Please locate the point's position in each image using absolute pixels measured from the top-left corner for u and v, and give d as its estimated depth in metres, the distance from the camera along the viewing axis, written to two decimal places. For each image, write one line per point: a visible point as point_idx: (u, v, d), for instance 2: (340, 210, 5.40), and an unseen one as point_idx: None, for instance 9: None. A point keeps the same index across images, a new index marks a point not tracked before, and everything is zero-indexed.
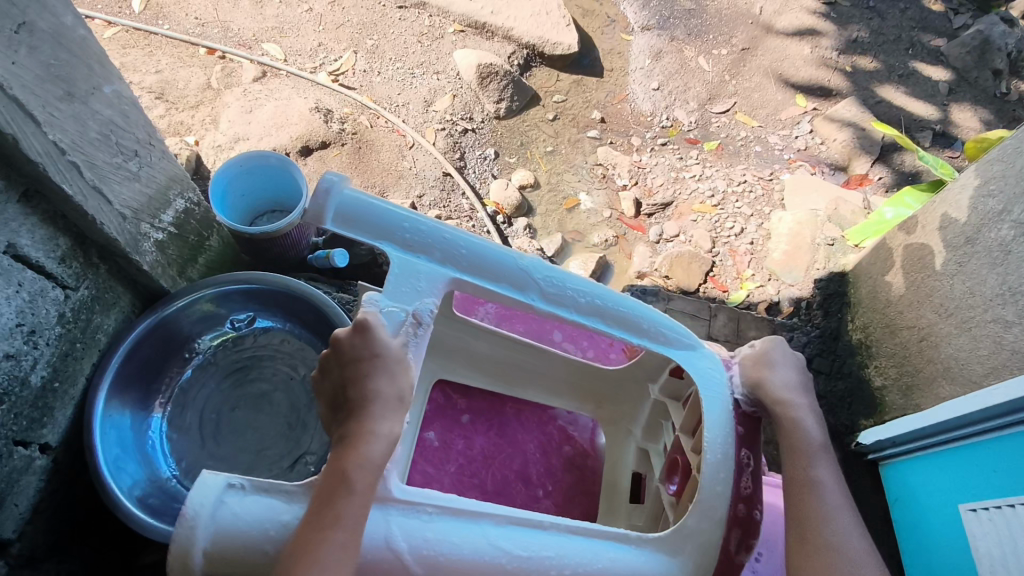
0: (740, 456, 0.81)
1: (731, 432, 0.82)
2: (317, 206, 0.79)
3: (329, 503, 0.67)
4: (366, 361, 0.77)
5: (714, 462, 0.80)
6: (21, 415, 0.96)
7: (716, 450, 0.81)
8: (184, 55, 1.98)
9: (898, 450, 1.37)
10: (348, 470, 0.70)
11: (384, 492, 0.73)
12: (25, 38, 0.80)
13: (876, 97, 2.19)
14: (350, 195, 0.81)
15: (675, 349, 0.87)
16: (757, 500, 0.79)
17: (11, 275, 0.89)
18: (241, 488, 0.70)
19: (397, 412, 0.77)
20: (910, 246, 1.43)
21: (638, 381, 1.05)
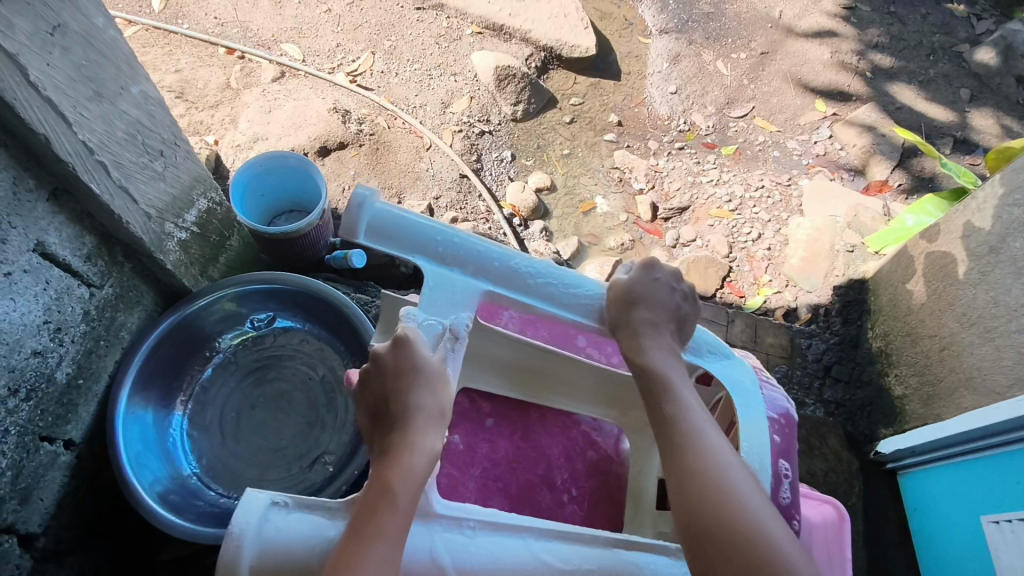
0: (778, 467, 0.84)
1: (769, 444, 0.84)
2: (351, 220, 0.81)
3: (372, 512, 0.68)
4: (408, 374, 0.78)
5: (752, 475, 0.82)
6: (46, 411, 0.98)
7: (753, 462, 0.83)
8: (204, 55, 2.00)
9: (916, 461, 1.35)
10: (392, 481, 0.71)
11: (427, 506, 0.75)
12: (58, 39, 0.81)
13: (896, 103, 2.17)
14: (382, 208, 0.83)
15: (709, 359, 0.91)
16: (793, 510, 0.83)
17: (39, 273, 0.90)
18: (285, 505, 0.72)
19: (437, 426, 0.78)
20: (931, 254, 1.42)
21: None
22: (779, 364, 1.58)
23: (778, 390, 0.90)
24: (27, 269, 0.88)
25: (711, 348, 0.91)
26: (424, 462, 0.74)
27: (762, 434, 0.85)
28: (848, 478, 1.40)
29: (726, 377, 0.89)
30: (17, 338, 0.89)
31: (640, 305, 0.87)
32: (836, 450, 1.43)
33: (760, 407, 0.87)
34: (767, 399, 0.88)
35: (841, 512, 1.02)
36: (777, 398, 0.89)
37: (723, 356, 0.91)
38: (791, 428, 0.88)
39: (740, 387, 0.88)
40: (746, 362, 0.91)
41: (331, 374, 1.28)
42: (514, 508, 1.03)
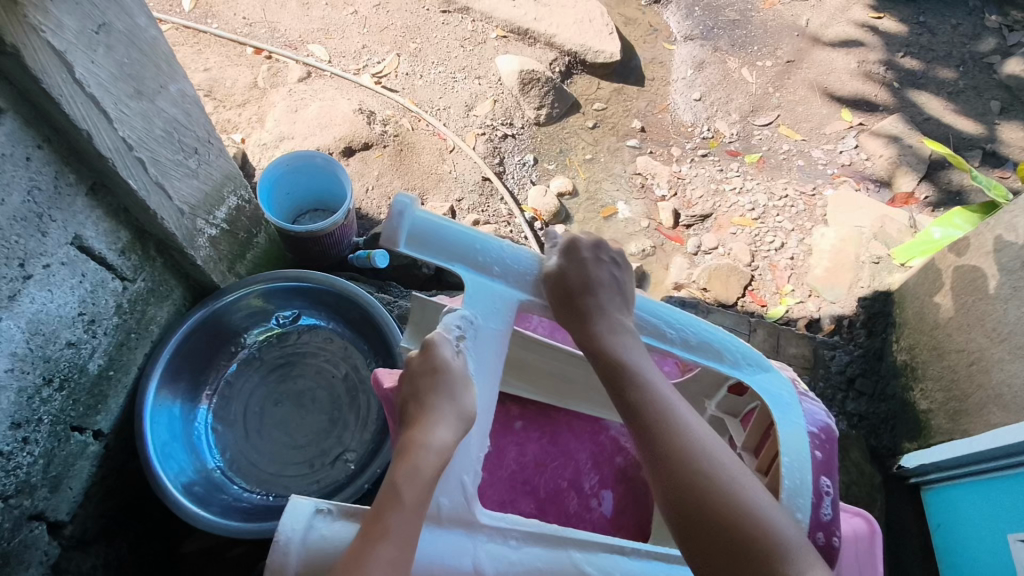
0: (820, 484, 0.82)
1: (811, 459, 0.83)
2: (394, 228, 0.81)
3: (381, 511, 0.69)
4: (428, 375, 0.79)
5: (793, 490, 0.81)
6: (78, 402, 1.00)
7: (794, 478, 0.82)
8: (232, 54, 2.03)
9: (942, 476, 1.32)
10: (398, 480, 0.71)
11: (471, 515, 0.77)
12: (103, 38, 0.82)
13: (924, 114, 2.14)
14: (421, 216, 0.83)
15: (745, 371, 0.90)
16: (835, 529, 0.82)
17: (75, 266, 0.92)
18: (329, 513, 0.74)
19: (455, 426, 0.76)
20: (960, 268, 1.40)
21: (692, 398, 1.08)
22: (802, 374, 1.56)
23: (815, 404, 0.90)
24: (64, 262, 0.90)
25: (747, 360, 0.91)
26: (433, 461, 0.73)
27: (803, 450, 0.84)
28: (870, 492, 1.39)
29: (764, 390, 0.89)
30: (53, 329, 0.91)
31: (585, 288, 0.88)
32: (858, 463, 1.42)
33: (801, 420, 0.86)
34: (806, 412, 0.88)
35: (872, 525, 1.00)
36: (815, 412, 0.89)
37: (758, 367, 0.91)
38: (832, 444, 0.87)
39: (780, 400, 0.88)
40: (782, 374, 0.91)
41: (355, 373, 1.29)
42: (541, 511, 1.03)
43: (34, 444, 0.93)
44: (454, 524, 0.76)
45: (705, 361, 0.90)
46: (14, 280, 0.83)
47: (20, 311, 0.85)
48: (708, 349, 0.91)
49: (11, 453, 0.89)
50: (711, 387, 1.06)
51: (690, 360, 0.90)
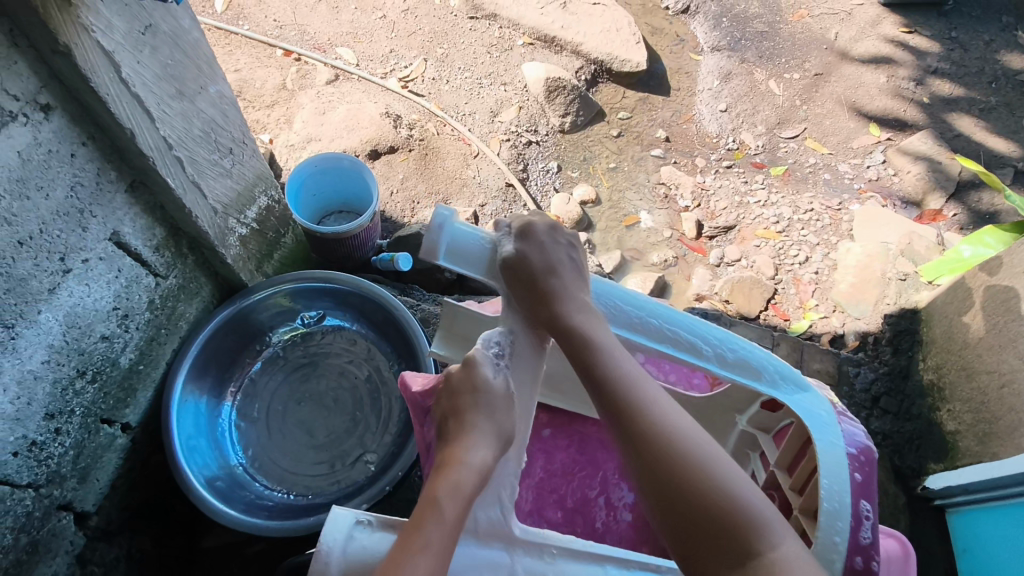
0: (859, 508, 0.81)
1: (849, 482, 0.82)
2: (433, 241, 0.85)
3: (425, 519, 0.69)
4: (468, 395, 0.82)
5: (830, 514, 0.80)
6: (109, 395, 1.01)
7: (832, 500, 0.81)
8: (263, 55, 2.06)
9: (968, 499, 1.30)
10: (439, 495, 0.72)
11: (508, 529, 0.78)
12: (149, 39, 0.84)
13: (954, 130, 2.12)
14: (460, 229, 0.87)
15: (783, 390, 0.90)
16: (874, 552, 0.80)
17: (112, 261, 0.93)
18: (368, 524, 0.74)
19: (491, 446, 0.79)
20: (992, 288, 1.38)
21: (723, 412, 1.09)
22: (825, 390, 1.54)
23: (854, 424, 0.88)
24: (102, 257, 0.92)
25: (784, 379, 0.91)
26: (472, 477, 0.75)
27: (841, 472, 0.82)
28: (893, 513, 1.37)
29: (802, 409, 0.88)
30: (88, 323, 0.93)
31: (548, 269, 0.87)
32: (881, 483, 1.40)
33: (839, 440, 0.85)
34: (845, 433, 0.86)
35: (905, 546, 0.98)
36: (854, 432, 0.87)
37: (796, 386, 0.90)
38: (872, 465, 0.85)
39: (817, 419, 0.87)
40: (820, 394, 0.91)
41: (378, 375, 1.29)
42: (567, 521, 1.03)
43: (66, 435, 0.95)
44: (491, 538, 0.78)
45: (740, 379, 0.91)
46: (53, 273, 0.85)
47: (58, 304, 0.87)
48: (743, 367, 0.91)
49: (44, 443, 0.91)
50: (743, 401, 1.07)
51: (726, 377, 0.91)
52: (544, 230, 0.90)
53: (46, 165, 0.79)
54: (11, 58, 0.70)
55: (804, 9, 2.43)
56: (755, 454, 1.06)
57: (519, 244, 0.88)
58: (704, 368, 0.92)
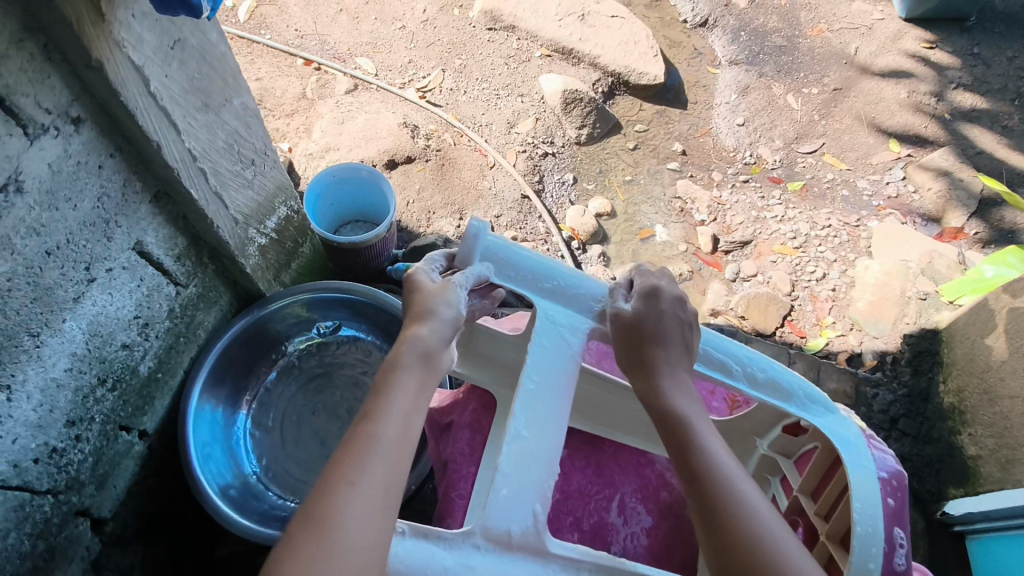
0: (893, 535, 0.79)
1: (883, 507, 0.80)
2: (467, 249, 0.89)
3: (374, 398, 0.73)
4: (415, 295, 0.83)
5: (865, 538, 0.78)
6: (128, 402, 1.02)
7: (865, 524, 0.79)
8: (283, 65, 2.08)
9: (990, 527, 1.27)
10: (384, 381, 0.74)
11: (540, 544, 0.72)
12: (177, 53, 0.85)
13: (975, 147, 2.09)
14: (493, 242, 0.91)
15: (809, 411, 0.90)
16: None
17: (135, 270, 0.94)
18: (402, 533, 0.71)
19: (440, 333, 0.80)
20: (1015, 310, 1.36)
21: (742, 434, 1.09)
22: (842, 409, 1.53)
23: (884, 452, 0.88)
24: (125, 266, 0.93)
25: (812, 400, 0.91)
26: (414, 352, 0.76)
27: (875, 496, 0.81)
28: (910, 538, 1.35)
29: (832, 432, 0.87)
30: (110, 331, 0.93)
31: (660, 341, 0.81)
32: None
33: (870, 464, 0.84)
34: (875, 457, 0.86)
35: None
36: (884, 458, 0.86)
37: (822, 408, 0.90)
38: (903, 490, 0.84)
39: (848, 443, 0.86)
40: (845, 417, 0.91)
41: None
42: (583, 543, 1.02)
43: (86, 442, 0.96)
44: (523, 551, 0.71)
45: (770, 400, 0.90)
46: (78, 282, 0.85)
47: (82, 313, 0.88)
48: (774, 387, 0.90)
49: (64, 449, 0.92)
50: (764, 425, 1.06)
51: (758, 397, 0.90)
52: (669, 299, 0.83)
53: (75, 177, 0.80)
54: (45, 72, 0.72)
55: (823, 23, 2.42)
56: (775, 479, 1.05)
57: (640, 304, 0.83)
58: (735, 387, 0.90)
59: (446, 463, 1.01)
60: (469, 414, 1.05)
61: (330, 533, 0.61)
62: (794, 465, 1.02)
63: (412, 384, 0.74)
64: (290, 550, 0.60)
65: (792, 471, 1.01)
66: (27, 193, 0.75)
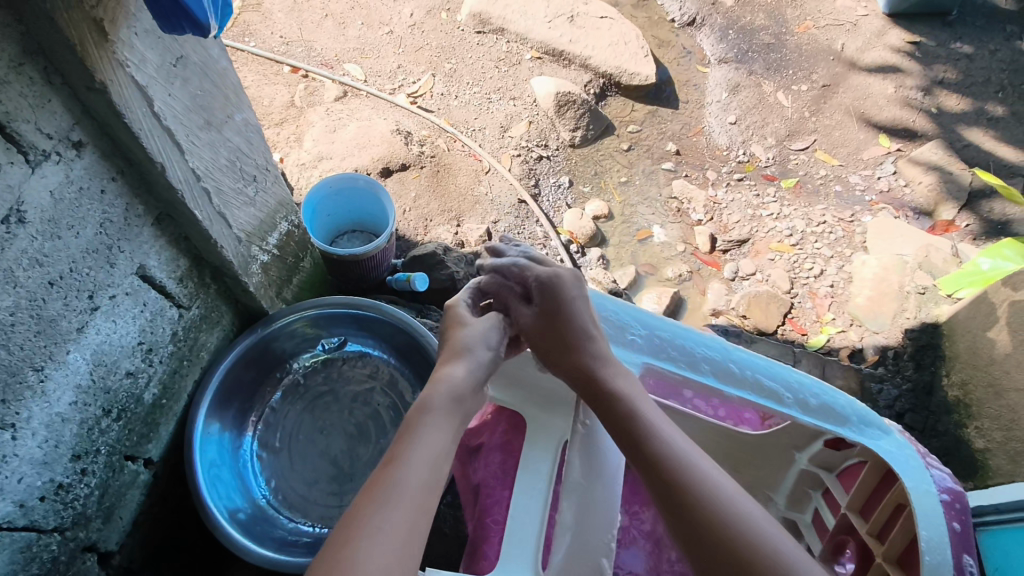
0: (962, 560, 0.81)
1: (949, 533, 0.83)
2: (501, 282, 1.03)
3: (399, 445, 0.76)
4: (453, 328, 0.96)
5: (933, 567, 0.80)
6: (133, 431, 0.98)
7: (934, 553, 0.81)
8: (270, 73, 2.04)
9: (999, 519, 1.24)
10: (410, 424, 0.79)
11: None
12: (180, 70, 0.82)
13: (963, 140, 2.12)
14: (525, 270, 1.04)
15: (865, 435, 0.93)
16: None
17: (138, 295, 0.91)
18: None
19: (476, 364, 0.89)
20: (1016, 303, 1.40)
21: (781, 449, 1.12)
22: None
23: (943, 471, 0.90)
24: (128, 292, 0.89)
25: (868, 424, 0.94)
26: (445, 395, 0.82)
27: (937, 522, 0.83)
28: None
29: (887, 453, 0.91)
30: (114, 359, 0.90)
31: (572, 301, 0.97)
32: None
33: (931, 487, 0.87)
34: (935, 478, 0.88)
35: None
36: (943, 478, 0.89)
37: (879, 429, 0.93)
38: (965, 510, 0.86)
39: (905, 466, 0.90)
40: (902, 437, 0.93)
41: (403, 402, 1.27)
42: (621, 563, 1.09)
43: (91, 475, 0.92)
44: None
45: (822, 424, 0.94)
46: (82, 312, 0.82)
47: (86, 343, 0.84)
48: (828, 412, 0.95)
49: (70, 485, 0.88)
50: (803, 440, 1.09)
51: (809, 423, 0.95)
52: (570, 280, 1.00)
53: (77, 203, 0.77)
54: (45, 95, 0.68)
55: (809, 20, 2.44)
56: (817, 492, 1.10)
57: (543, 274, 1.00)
58: (787, 414, 0.96)
59: (479, 487, 1.08)
60: (499, 437, 1.12)
61: None
62: (837, 480, 1.05)
63: (440, 427, 0.79)
64: None
65: (835, 486, 1.04)
66: (29, 223, 0.72)
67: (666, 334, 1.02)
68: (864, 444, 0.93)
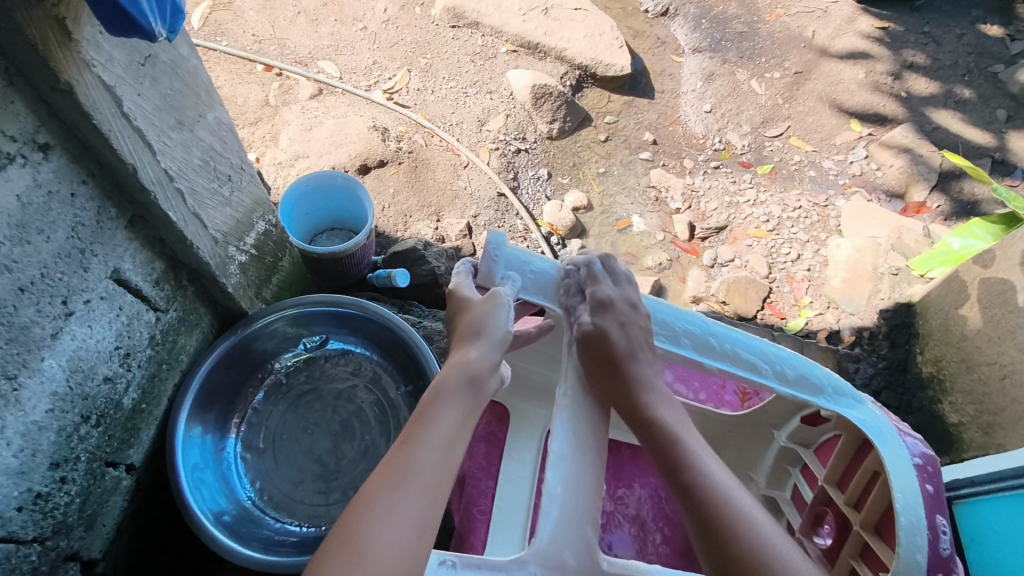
0: (936, 523, 0.84)
1: (923, 496, 0.85)
2: (489, 268, 0.91)
3: (417, 423, 0.75)
4: (458, 310, 0.89)
5: (910, 529, 0.82)
6: (113, 436, 0.98)
7: (909, 514, 0.83)
8: (242, 72, 2.01)
9: (973, 490, 1.29)
10: (426, 406, 0.77)
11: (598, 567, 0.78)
12: (148, 70, 0.82)
13: (933, 123, 2.16)
14: (510, 253, 0.92)
15: (843, 404, 0.94)
16: (951, 565, 0.83)
17: (114, 299, 0.90)
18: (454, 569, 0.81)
19: (488, 343, 0.84)
20: (987, 280, 1.44)
21: (759, 427, 1.16)
22: None
23: (914, 439, 0.93)
24: (103, 296, 0.88)
25: (842, 394, 0.95)
26: (460, 375, 0.80)
27: (912, 485, 0.86)
28: None
29: (864, 423, 0.92)
30: (91, 364, 0.89)
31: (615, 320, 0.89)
32: None
33: (904, 454, 0.89)
34: (908, 446, 0.91)
35: None
36: (915, 445, 0.91)
37: (853, 399, 0.95)
38: (938, 473, 0.89)
39: (881, 435, 0.91)
40: (874, 408, 0.95)
41: (387, 398, 1.27)
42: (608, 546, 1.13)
43: (72, 483, 0.91)
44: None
45: (802, 395, 0.93)
46: (56, 318, 0.81)
47: (61, 349, 0.84)
48: (805, 383, 0.94)
49: (49, 493, 0.88)
50: (781, 418, 1.12)
51: (788, 394, 0.93)
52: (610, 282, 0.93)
53: (46, 208, 0.76)
54: (8, 98, 0.68)
55: (781, 8, 2.46)
56: (795, 469, 1.13)
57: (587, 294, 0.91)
58: (766, 385, 0.94)
59: (463, 478, 1.10)
60: (483, 428, 1.15)
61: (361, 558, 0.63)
62: (815, 456, 1.09)
63: (456, 409, 0.77)
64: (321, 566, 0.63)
65: (814, 461, 1.08)
66: None
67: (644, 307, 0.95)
68: (839, 413, 0.94)
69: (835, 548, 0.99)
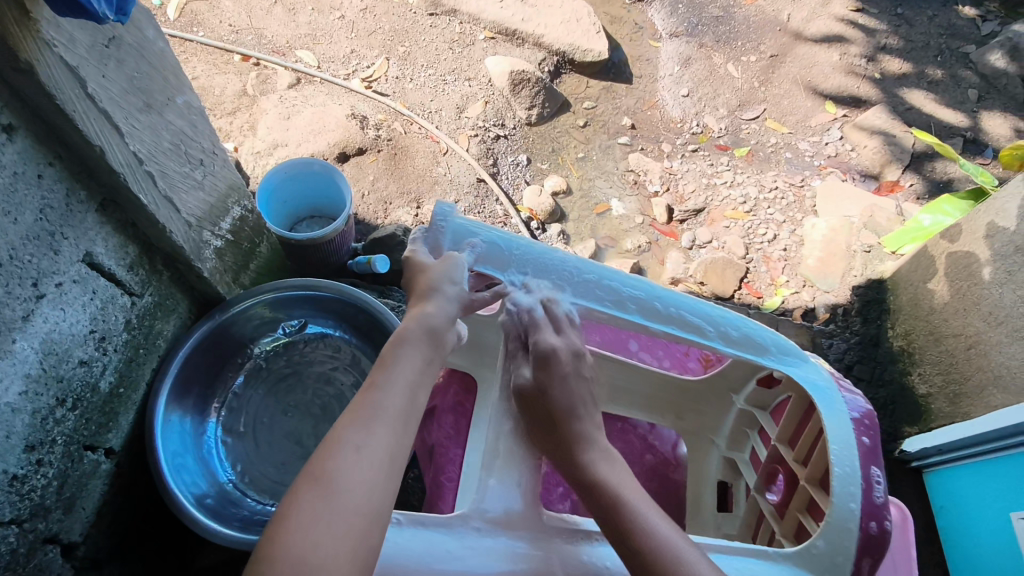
0: (870, 473, 0.87)
1: (858, 448, 0.88)
2: (435, 237, 0.93)
3: (378, 371, 0.77)
4: (416, 268, 0.89)
5: (843, 479, 0.86)
6: (91, 420, 0.99)
7: (843, 464, 0.87)
8: (219, 62, 2.00)
9: (943, 459, 1.35)
10: (386, 355, 0.79)
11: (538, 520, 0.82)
12: (114, 51, 0.83)
13: (906, 104, 2.19)
14: (460, 223, 0.94)
15: (789, 362, 0.97)
16: (885, 514, 0.85)
17: (87, 283, 0.91)
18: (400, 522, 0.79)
19: (443, 297, 0.85)
20: (954, 254, 1.46)
21: (721, 392, 1.20)
22: None
23: (856, 394, 0.96)
24: (76, 279, 0.89)
25: (787, 353, 0.97)
26: (418, 327, 0.82)
27: (847, 437, 0.89)
28: None
29: (807, 381, 0.95)
30: (65, 348, 0.90)
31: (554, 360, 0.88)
32: None
33: (842, 407, 0.93)
34: (847, 400, 0.94)
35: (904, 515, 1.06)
36: (856, 400, 0.94)
37: (798, 357, 0.98)
38: (875, 427, 0.92)
39: (820, 389, 0.95)
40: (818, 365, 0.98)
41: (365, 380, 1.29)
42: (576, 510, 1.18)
43: (49, 465, 0.92)
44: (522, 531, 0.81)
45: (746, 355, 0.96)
46: (27, 300, 0.82)
47: (33, 332, 0.84)
48: (752, 344, 0.97)
49: (26, 476, 0.88)
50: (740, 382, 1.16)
51: (733, 353, 0.96)
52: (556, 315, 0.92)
53: (13, 189, 0.76)
54: None
55: None
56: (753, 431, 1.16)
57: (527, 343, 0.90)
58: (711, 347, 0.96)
59: (433, 448, 1.15)
60: (451, 399, 1.19)
61: (331, 491, 0.64)
62: (770, 416, 1.11)
63: (416, 358, 0.79)
64: (292, 504, 0.63)
65: (768, 421, 1.10)
66: None
67: (590, 274, 0.96)
68: (783, 371, 0.96)
69: (784, 504, 1.02)
